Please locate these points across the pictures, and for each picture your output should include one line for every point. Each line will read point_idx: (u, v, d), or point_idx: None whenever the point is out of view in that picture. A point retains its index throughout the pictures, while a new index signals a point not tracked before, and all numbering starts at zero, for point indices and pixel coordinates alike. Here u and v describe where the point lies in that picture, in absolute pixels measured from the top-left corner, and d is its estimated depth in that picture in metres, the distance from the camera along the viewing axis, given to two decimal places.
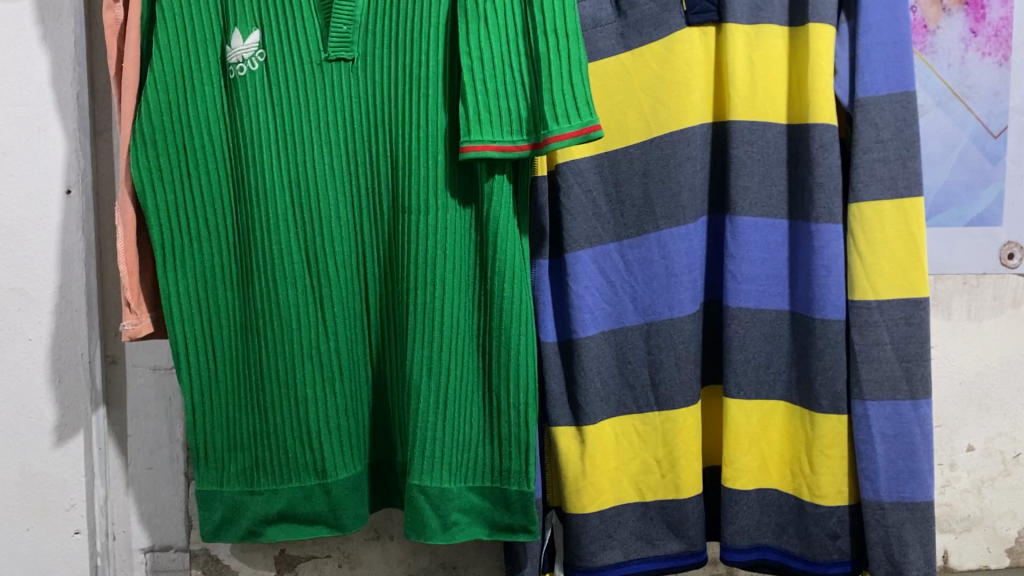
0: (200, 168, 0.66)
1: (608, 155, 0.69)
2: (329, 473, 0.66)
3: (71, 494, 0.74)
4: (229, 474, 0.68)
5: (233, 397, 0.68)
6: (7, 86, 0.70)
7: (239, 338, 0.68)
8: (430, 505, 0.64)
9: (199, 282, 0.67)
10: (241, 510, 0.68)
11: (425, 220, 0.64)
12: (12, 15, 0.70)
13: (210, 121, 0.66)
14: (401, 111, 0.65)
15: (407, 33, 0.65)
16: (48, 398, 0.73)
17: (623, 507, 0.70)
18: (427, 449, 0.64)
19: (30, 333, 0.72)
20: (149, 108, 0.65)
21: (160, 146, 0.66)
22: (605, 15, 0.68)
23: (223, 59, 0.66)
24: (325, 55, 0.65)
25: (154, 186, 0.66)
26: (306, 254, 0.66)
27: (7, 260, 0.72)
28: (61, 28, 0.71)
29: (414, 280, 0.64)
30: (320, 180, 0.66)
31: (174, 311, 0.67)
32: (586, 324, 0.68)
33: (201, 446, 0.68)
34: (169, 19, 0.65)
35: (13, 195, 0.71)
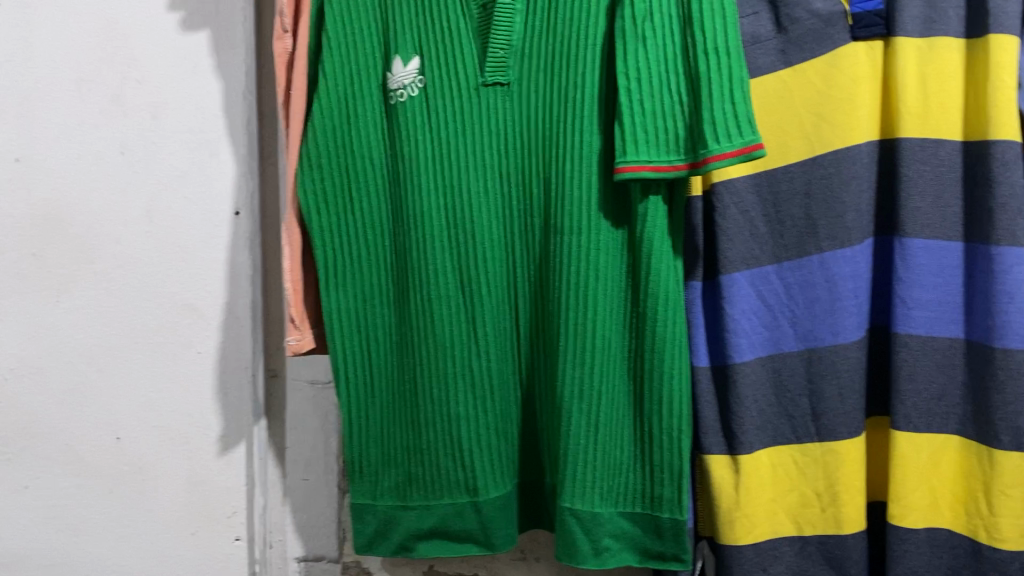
0: (361, 190, 0.68)
1: (768, 173, 0.67)
2: (480, 492, 0.67)
3: (233, 502, 0.77)
4: (383, 488, 0.70)
5: (388, 413, 0.70)
6: (185, 115, 0.75)
7: (394, 354, 0.70)
8: (581, 529, 0.63)
9: (358, 300, 0.69)
10: (393, 524, 0.69)
11: (577, 242, 0.63)
12: (192, 48, 0.75)
13: (371, 146, 0.68)
14: (556, 132, 0.65)
15: (564, 54, 0.64)
16: (214, 409, 0.76)
17: (779, 541, 0.67)
18: (578, 473, 0.63)
19: (199, 346, 0.76)
20: (314, 133, 0.68)
21: (324, 170, 0.68)
22: (765, 31, 0.66)
23: (385, 86, 0.68)
24: (482, 80, 0.66)
25: (319, 207, 0.68)
26: (460, 273, 0.66)
27: (181, 276, 0.76)
28: (235, 58, 0.75)
29: (565, 302, 0.64)
30: (475, 200, 0.66)
31: (334, 329, 0.69)
32: (742, 350, 0.66)
33: (356, 462, 0.70)
34: (334, 48, 0.67)
35: (188, 216, 0.76)
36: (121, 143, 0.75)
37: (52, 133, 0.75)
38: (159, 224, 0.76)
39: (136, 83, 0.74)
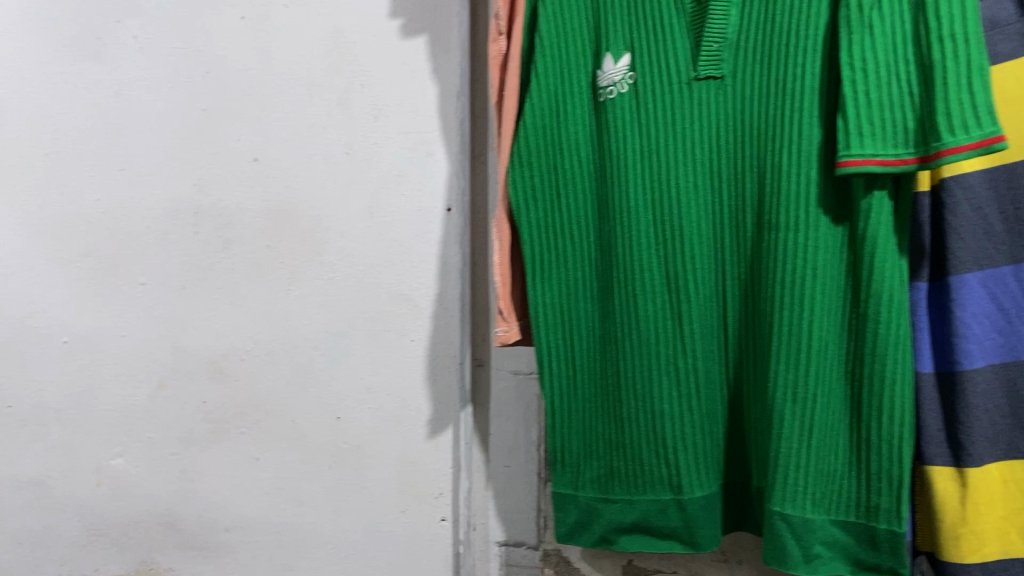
0: (568, 185, 0.69)
1: (1006, 167, 0.62)
2: (685, 490, 0.66)
3: (439, 483, 0.79)
4: (585, 479, 0.71)
5: (591, 406, 0.71)
6: (402, 117, 0.79)
7: (597, 348, 0.71)
8: (792, 534, 0.62)
9: (564, 294, 0.70)
10: (594, 516, 0.70)
11: (793, 238, 0.61)
12: (411, 53, 0.78)
13: (580, 141, 0.69)
14: (772, 125, 0.63)
15: (782, 45, 0.62)
16: (425, 395, 0.80)
17: (1012, 563, 0.62)
18: (789, 477, 0.62)
19: (412, 334, 0.80)
20: (526, 131, 0.70)
21: (533, 165, 0.70)
22: (1006, 15, 0.62)
23: (595, 83, 0.69)
24: (694, 74, 0.65)
25: (528, 203, 0.70)
26: (667, 269, 0.66)
27: (396, 268, 0.80)
28: (449, 61, 0.77)
29: (780, 300, 0.62)
30: (685, 195, 0.65)
31: (540, 321, 0.71)
32: (973, 355, 0.62)
33: (558, 451, 0.72)
34: (547, 47, 0.69)
35: (405, 212, 0.79)
36: (346, 145, 0.80)
37: (286, 135, 0.81)
38: (380, 219, 0.80)
39: (360, 87, 0.79)
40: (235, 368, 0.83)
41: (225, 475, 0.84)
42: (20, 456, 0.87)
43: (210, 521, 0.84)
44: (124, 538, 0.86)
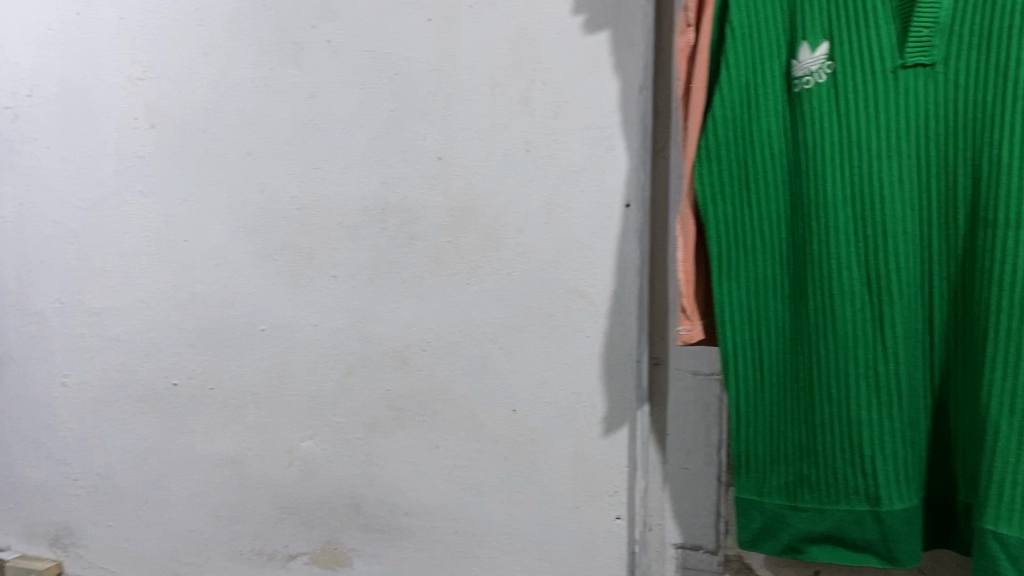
0: (760, 180, 0.67)
1: None
2: (883, 502, 0.62)
3: (615, 481, 0.79)
4: (771, 486, 0.69)
5: (780, 410, 0.68)
6: (583, 112, 0.78)
7: (788, 349, 0.68)
8: (1009, 559, 0.57)
9: (753, 293, 0.68)
10: (782, 524, 0.68)
11: (1014, 236, 0.57)
12: (593, 49, 0.77)
13: (772, 135, 0.66)
14: (990, 116, 0.59)
15: (1004, 28, 0.58)
16: (600, 392, 0.79)
17: None
18: (1004, 494, 0.57)
19: (588, 331, 0.79)
20: (714, 123, 0.67)
21: (721, 160, 0.67)
22: None
23: (790, 75, 0.66)
24: (901, 62, 0.61)
25: (715, 199, 0.68)
26: (868, 269, 0.62)
27: (573, 264, 0.79)
28: (632, 56, 0.76)
29: (997, 304, 0.58)
30: (888, 191, 0.61)
31: (726, 320, 0.69)
32: None
33: (743, 455, 0.70)
34: (738, 38, 0.66)
35: (584, 208, 0.78)
36: (526, 142, 0.80)
37: (468, 132, 0.82)
38: (557, 215, 0.80)
39: (541, 84, 0.79)
40: (417, 359, 0.86)
41: (406, 462, 0.87)
42: (220, 435, 0.94)
43: (392, 506, 0.87)
44: (313, 516, 0.91)
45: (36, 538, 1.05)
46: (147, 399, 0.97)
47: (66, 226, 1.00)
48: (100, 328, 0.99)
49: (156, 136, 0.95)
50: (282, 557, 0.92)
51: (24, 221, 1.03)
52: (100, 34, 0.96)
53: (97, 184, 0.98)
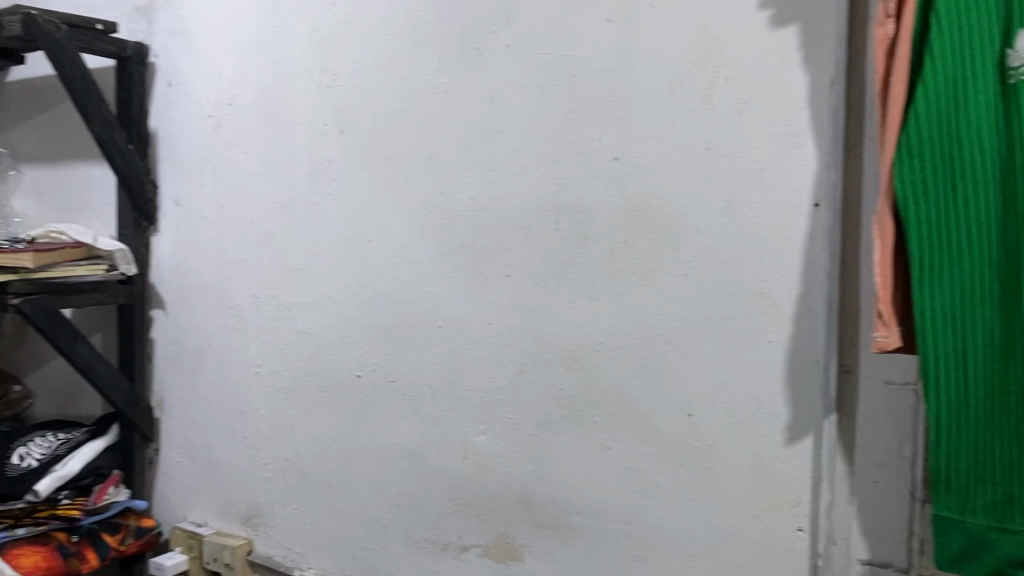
0: (967, 177, 0.61)
1: None
2: None
3: (798, 491, 0.76)
4: (974, 505, 0.63)
5: (986, 428, 0.62)
6: (769, 110, 0.76)
7: (997, 362, 0.61)
8: None
9: (957, 299, 0.62)
10: (987, 547, 0.63)
11: None
12: (780, 44, 0.75)
13: (983, 126, 0.60)
14: None
15: None
16: (783, 398, 0.76)
17: None
18: None
19: (771, 335, 0.77)
20: (916, 117, 0.63)
21: (924, 155, 0.62)
22: None
23: (1005, 59, 0.59)
24: None
25: (916, 197, 0.63)
26: None
27: (756, 265, 0.77)
28: (822, 50, 0.73)
29: None
30: None
31: (926, 328, 0.63)
32: None
33: (942, 473, 0.64)
34: (943, 22, 0.61)
35: (769, 208, 0.76)
36: (708, 139, 0.78)
37: (646, 132, 0.81)
38: (740, 215, 0.78)
39: (725, 81, 0.77)
40: (590, 359, 0.86)
41: (578, 461, 0.87)
42: (400, 426, 0.98)
43: (563, 504, 0.88)
44: (485, 510, 0.92)
45: (228, 517, 1.13)
46: (333, 389, 1.03)
47: (260, 226, 1.08)
48: (291, 322, 1.06)
49: (344, 140, 1.00)
50: (455, 548, 0.95)
51: (225, 222, 1.11)
52: (292, 44, 1.03)
53: (289, 187, 1.05)
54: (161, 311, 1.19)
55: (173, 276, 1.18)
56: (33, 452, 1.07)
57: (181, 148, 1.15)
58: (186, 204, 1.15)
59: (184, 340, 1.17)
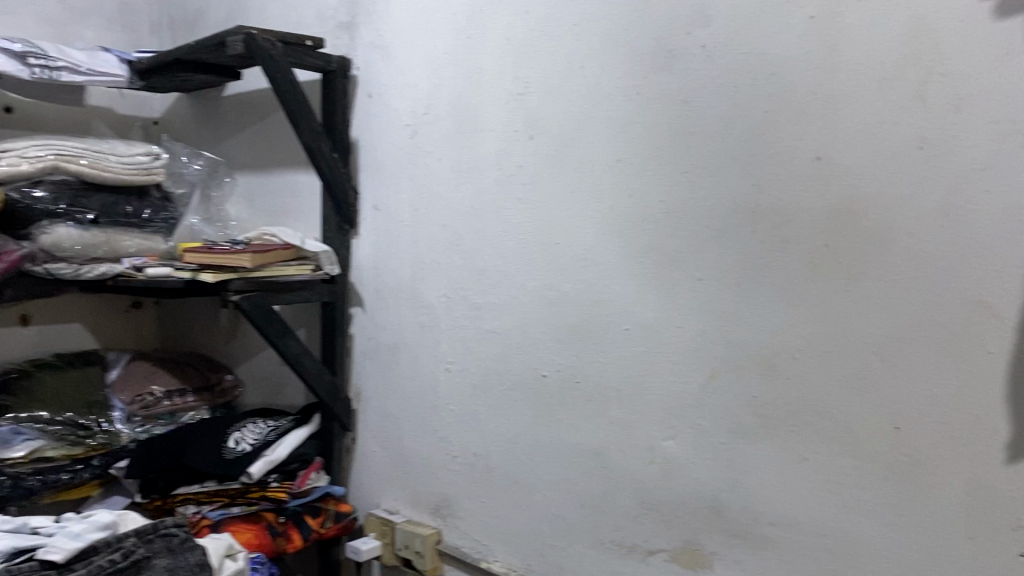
0: None
1: None
2: None
3: (1020, 514, 0.71)
4: None
5: None
6: (990, 105, 0.70)
7: None
8: None
9: None
10: None
11: None
12: (1005, 35, 0.69)
13: None
14: None
15: None
16: (1004, 413, 0.71)
17: None
18: None
19: (990, 346, 0.71)
20: None
21: None
22: None
23: None
24: None
25: None
26: None
27: (974, 272, 0.72)
28: None
29: None
30: None
31: None
32: None
33: None
34: None
35: (990, 210, 0.71)
36: (920, 138, 0.74)
37: (852, 131, 0.78)
38: (956, 217, 0.73)
39: (940, 76, 0.73)
40: (786, 366, 0.83)
41: (772, 470, 0.85)
42: (586, 427, 0.99)
43: (756, 514, 0.86)
44: (672, 515, 0.92)
45: (420, 506, 1.20)
46: (520, 388, 1.06)
47: (452, 229, 1.13)
48: (480, 322, 1.10)
49: (533, 145, 1.02)
50: (641, 551, 0.95)
51: (419, 224, 1.18)
52: (485, 52, 1.07)
53: (480, 192, 1.09)
54: (359, 308, 1.28)
55: (372, 276, 1.26)
56: (246, 438, 1.19)
57: (380, 155, 1.23)
58: (384, 208, 1.23)
59: (379, 336, 1.25)
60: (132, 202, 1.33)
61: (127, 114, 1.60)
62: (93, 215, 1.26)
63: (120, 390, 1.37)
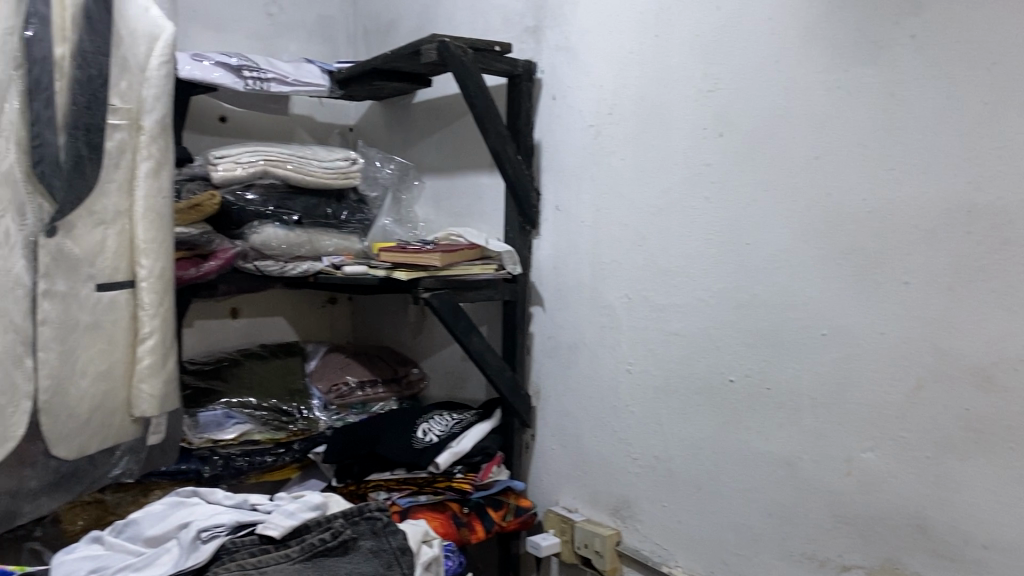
0: None
1: None
2: None
3: None
4: None
5: None
6: None
7: None
8: None
9: None
10: None
11: None
12: None
13: None
14: None
15: None
16: None
17: None
18: None
19: None
20: None
21: None
22: None
23: None
24: None
25: None
26: None
27: None
28: None
29: None
30: None
31: None
32: None
33: None
34: None
35: None
36: None
37: None
38: None
39: None
40: (1006, 378, 0.76)
41: (985, 490, 0.78)
42: (777, 434, 0.96)
43: (966, 535, 0.79)
44: (870, 531, 0.87)
45: (599, 506, 1.20)
46: (705, 392, 1.04)
47: (634, 229, 1.13)
48: (663, 324, 1.09)
49: (723, 144, 1.00)
50: (833, 567, 0.91)
51: (601, 225, 1.18)
52: (674, 50, 1.06)
53: (664, 191, 1.08)
54: (539, 307, 1.30)
55: (552, 276, 1.27)
56: (433, 429, 1.24)
57: (563, 156, 1.24)
58: (565, 208, 1.24)
59: (559, 335, 1.27)
60: (332, 205, 1.42)
61: (326, 121, 1.71)
62: (297, 217, 1.35)
63: (318, 379, 1.47)
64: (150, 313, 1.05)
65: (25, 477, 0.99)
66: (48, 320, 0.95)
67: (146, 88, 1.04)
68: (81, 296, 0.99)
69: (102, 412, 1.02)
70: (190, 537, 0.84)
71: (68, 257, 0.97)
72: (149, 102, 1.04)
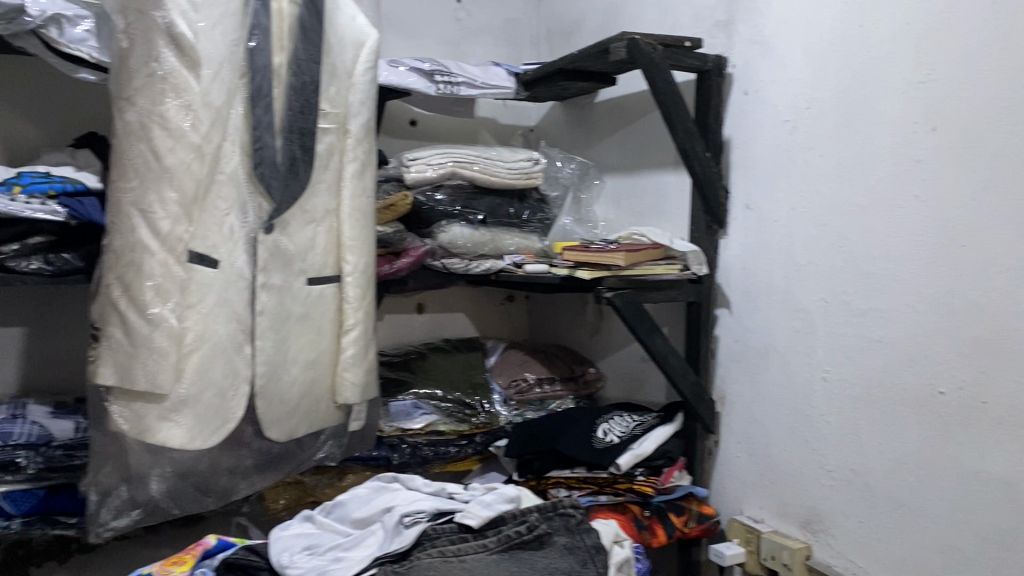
0: None
1: None
2: None
3: None
4: None
5: None
6: None
7: None
8: None
9: None
10: None
11: None
12: None
13: None
14: None
15: None
16: None
17: None
18: None
19: None
20: None
21: None
22: None
23: None
24: None
25: None
26: None
27: None
28: None
29: None
30: None
31: None
32: None
33: None
34: None
35: None
36: None
37: None
38: None
39: None
40: None
41: None
42: (992, 453, 0.88)
43: None
44: None
45: (788, 518, 1.15)
46: (911, 404, 0.97)
47: (834, 229, 1.07)
48: (864, 330, 1.03)
49: (937, 139, 0.93)
50: None
51: (797, 224, 1.13)
52: (882, 40, 1.00)
53: (869, 189, 1.02)
54: (725, 310, 1.27)
55: (741, 277, 1.24)
56: (614, 429, 1.23)
57: (755, 153, 1.20)
58: (757, 207, 1.20)
59: (747, 339, 1.23)
60: (514, 205, 1.45)
61: (509, 123, 1.74)
62: (481, 216, 1.39)
63: (499, 374, 1.51)
64: (354, 307, 1.11)
65: (241, 456, 1.07)
66: (266, 310, 1.02)
67: (352, 93, 1.10)
68: (295, 289, 1.06)
69: (309, 398, 1.08)
70: (393, 521, 0.87)
71: (284, 253, 1.04)
72: (355, 106, 1.10)
